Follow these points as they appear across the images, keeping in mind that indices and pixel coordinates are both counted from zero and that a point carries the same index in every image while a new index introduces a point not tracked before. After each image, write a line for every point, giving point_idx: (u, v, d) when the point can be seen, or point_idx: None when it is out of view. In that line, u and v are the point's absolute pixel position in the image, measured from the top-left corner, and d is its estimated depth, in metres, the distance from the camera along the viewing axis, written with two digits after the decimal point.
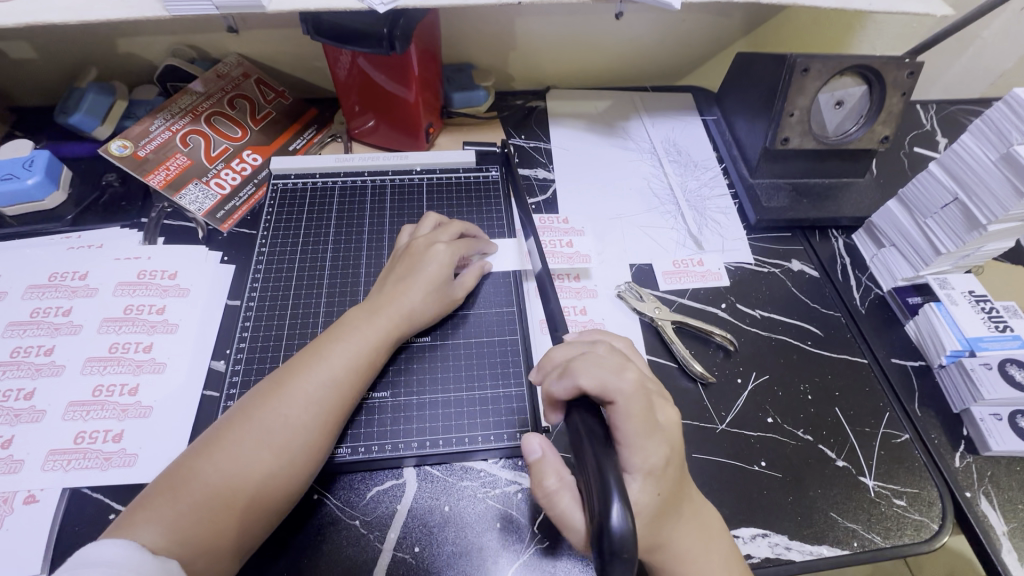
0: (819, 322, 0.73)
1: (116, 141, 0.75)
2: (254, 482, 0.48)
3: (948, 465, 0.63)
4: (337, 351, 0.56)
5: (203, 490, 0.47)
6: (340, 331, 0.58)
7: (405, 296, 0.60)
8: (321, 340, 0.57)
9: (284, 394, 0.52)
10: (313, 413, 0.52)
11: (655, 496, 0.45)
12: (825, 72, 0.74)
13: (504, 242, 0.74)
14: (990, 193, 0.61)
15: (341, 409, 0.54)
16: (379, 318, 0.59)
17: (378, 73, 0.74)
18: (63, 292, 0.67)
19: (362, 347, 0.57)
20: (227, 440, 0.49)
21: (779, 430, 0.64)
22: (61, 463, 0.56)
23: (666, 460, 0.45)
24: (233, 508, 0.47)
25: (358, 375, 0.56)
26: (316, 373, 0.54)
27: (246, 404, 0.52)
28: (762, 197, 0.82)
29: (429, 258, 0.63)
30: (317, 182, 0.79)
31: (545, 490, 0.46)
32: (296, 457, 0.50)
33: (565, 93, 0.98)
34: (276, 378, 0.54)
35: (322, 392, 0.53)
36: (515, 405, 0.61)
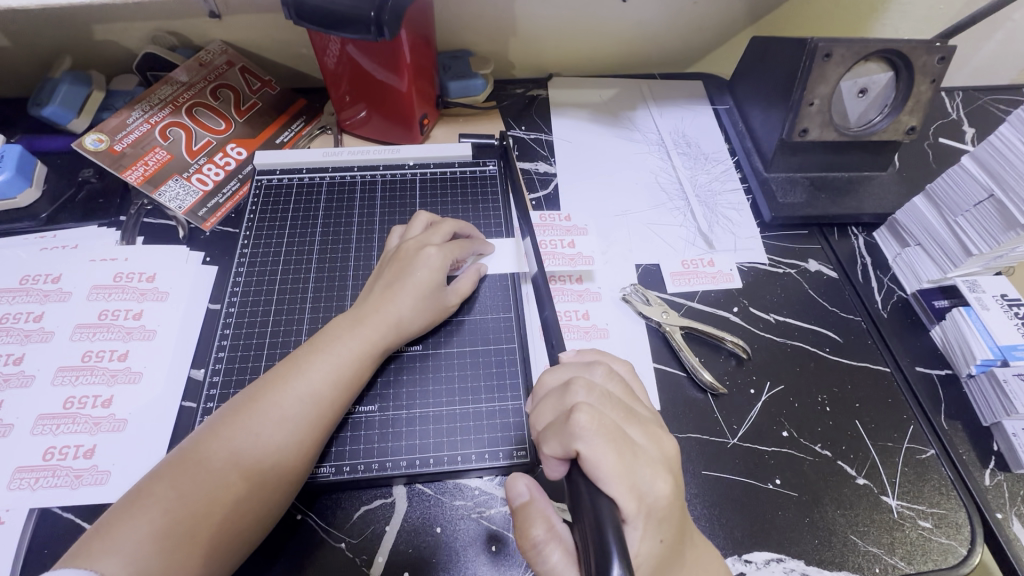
0: (838, 327, 0.68)
1: (91, 134, 0.71)
2: (222, 508, 0.45)
3: (978, 484, 0.58)
4: (316, 365, 0.52)
5: (167, 517, 0.43)
6: (321, 342, 0.54)
7: (393, 303, 0.56)
8: (301, 352, 0.53)
9: (257, 411, 0.49)
10: (289, 432, 0.49)
11: (656, 544, 0.41)
12: (848, 57, 0.68)
13: (502, 241, 0.70)
14: None
15: (321, 427, 0.50)
16: (363, 327, 0.55)
17: (368, 61, 0.70)
18: (35, 296, 0.63)
19: (345, 360, 0.53)
20: (195, 462, 0.46)
21: (795, 445, 0.60)
22: (28, 482, 0.52)
23: (668, 501, 0.41)
24: (198, 537, 0.44)
25: (339, 390, 0.52)
26: (294, 389, 0.50)
27: (219, 420, 0.49)
28: (777, 193, 0.77)
29: (419, 262, 0.59)
30: (303, 178, 0.74)
31: (533, 539, 0.42)
32: (270, 480, 0.47)
33: (568, 81, 0.93)
34: (251, 394, 0.50)
35: (301, 408, 0.50)
36: (511, 419, 0.57)
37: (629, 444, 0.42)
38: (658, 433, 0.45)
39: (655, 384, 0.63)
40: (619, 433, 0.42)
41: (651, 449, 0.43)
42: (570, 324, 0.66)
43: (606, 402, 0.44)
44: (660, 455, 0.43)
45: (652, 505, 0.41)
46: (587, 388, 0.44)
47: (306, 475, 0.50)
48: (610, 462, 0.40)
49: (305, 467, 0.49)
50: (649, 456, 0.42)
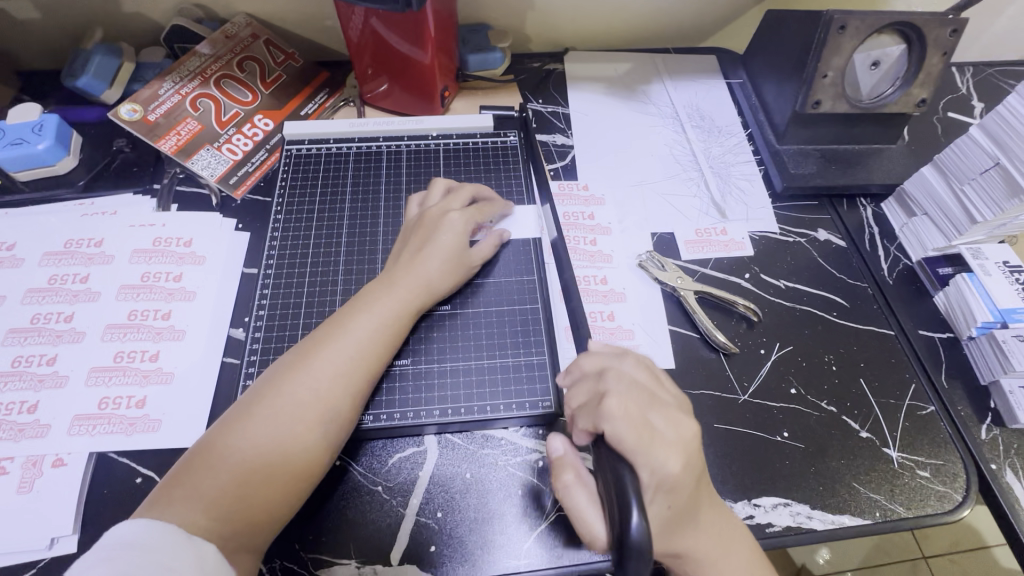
0: (846, 293, 0.71)
1: (126, 105, 0.73)
2: (285, 459, 0.48)
3: (974, 438, 0.62)
4: (360, 324, 0.55)
5: (235, 468, 0.47)
6: (363, 303, 0.57)
7: (424, 265, 0.60)
8: (343, 313, 0.56)
9: (309, 368, 0.52)
10: (339, 386, 0.52)
11: (666, 509, 0.44)
12: (863, 29, 0.69)
13: (524, 210, 0.72)
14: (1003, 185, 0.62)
15: (367, 380, 0.54)
16: (400, 289, 0.58)
17: (391, 33, 0.71)
18: (79, 259, 0.67)
19: (387, 319, 0.56)
20: (255, 417, 0.49)
21: (802, 401, 0.63)
22: (86, 428, 0.56)
23: (679, 480, 0.44)
24: (265, 485, 0.47)
25: (379, 346, 0.55)
26: (342, 346, 0.53)
27: (271, 378, 0.52)
28: (790, 164, 0.79)
29: (444, 228, 0.62)
30: (330, 148, 0.77)
31: (563, 485, 0.47)
32: (325, 431, 0.50)
33: (584, 56, 0.94)
34: (300, 352, 0.53)
35: (347, 364, 0.53)
36: (538, 374, 0.61)
37: (651, 429, 0.44)
38: (678, 418, 0.47)
39: (670, 344, 0.66)
40: (641, 417, 0.45)
41: (668, 432, 0.45)
42: (587, 288, 0.69)
43: (633, 389, 0.46)
44: (678, 440, 0.45)
45: (664, 479, 0.43)
46: (618, 377, 0.47)
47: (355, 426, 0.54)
48: (631, 442, 0.43)
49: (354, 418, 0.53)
50: (666, 439, 0.44)
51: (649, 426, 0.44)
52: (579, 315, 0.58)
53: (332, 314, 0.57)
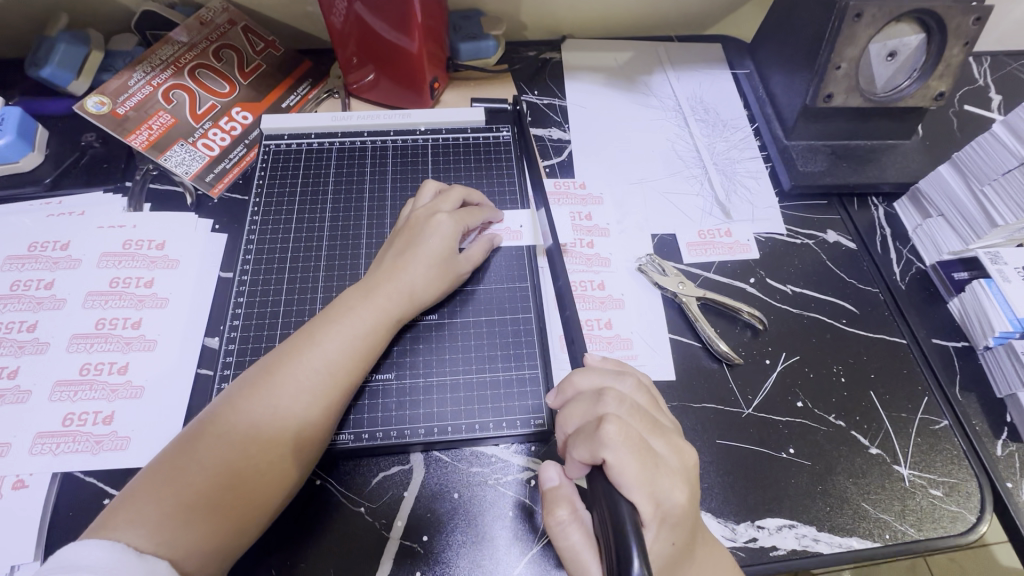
0: (856, 300, 0.68)
1: (92, 97, 0.68)
2: (244, 481, 0.45)
3: (990, 454, 0.59)
4: (333, 335, 0.52)
5: (189, 491, 0.44)
6: (337, 313, 0.53)
7: (405, 272, 0.56)
8: (315, 323, 0.53)
9: (274, 385, 0.49)
10: (305, 403, 0.48)
11: (669, 545, 0.41)
12: (880, 17, 0.65)
13: (515, 213, 0.69)
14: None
15: (338, 397, 0.50)
16: (376, 299, 0.54)
17: (376, 20, 0.67)
18: (44, 263, 0.63)
19: (362, 331, 0.52)
20: (215, 436, 0.46)
21: (809, 415, 0.60)
22: (49, 447, 0.53)
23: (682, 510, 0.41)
24: (222, 509, 0.44)
25: (354, 360, 0.52)
26: (307, 360, 0.50)
27: (237, 392, 0.49)
28: (798, 161, 0.75)
29: (430, 231, 0.58)
30: (312, 143, 0.72)
31: (557, 520, 0.43)
32: (289, 451, 0.47)
33: (582, 44, 0.90)
34: (266, 367, 0.50)
35: (318, 379, 0.50)
36: (530, 388, 0.57)
37: (652, 455, 0.42)
38: (679, 443, 0.45)
39: (671, 354, 0.63)
40: (643, 444, 0.42)
41: (671, 459, 0.44)
42: (585, 295, 0.65)
43: (635, 415, 0.44)
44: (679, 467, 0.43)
45: (668, 511, 0.41)
46: (619, 399, 0.44)
47: (324, 445, 0.50)
48: (633, 474, 0.40)
49: (322, 437, 0.50)
50: (670, 468, 0.43)
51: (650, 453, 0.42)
52: (573, 327, 0.55)
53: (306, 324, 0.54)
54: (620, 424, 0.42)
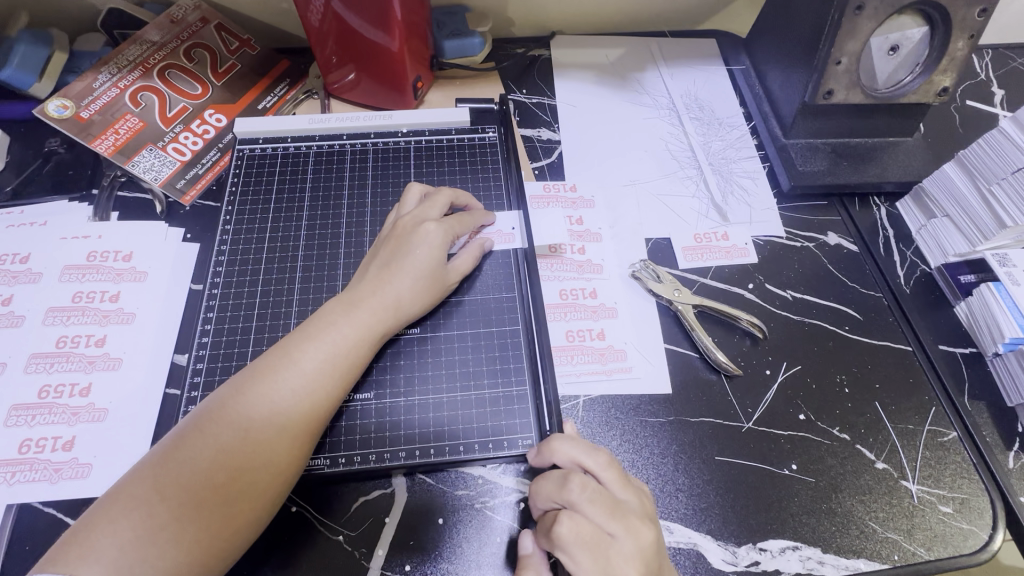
0: (859, 305, 0.65)
1: (54, 100, 0.65)
2: (210, 512, 0.42)
3: (1001, 467, 0.56)
4: (308, 352, 0.48)
5: (149, 520, 0.40)
6: (314, 329, 0.50)
7: (390, 285, 0.53)
8: (290, 339, 0.49)
9: (245, 406, 0.45)
10: (278, 426, 0.45)
11: None
12: (882, 10, 0.62)
13: (506, 214, 0.65)
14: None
15: (314, 419, 0.47)
16: (355, 313, 0.51)
17: (355, 17, 0.63)
18: (2, 278, 0.59)
19: (340, 348, 0.49)
20: (179, 462, 0.43)
21: (812, 428, 0.57)
22: (4, 476, 0.49)
23: None
24: (185, 542, 0.40)
25: (332, 380, 0.48)
26: (281, 381, 0.46)
27: (204, 413, 0.45)
28: (797, 160, 0.72)
29: (418, 241, 0.55)
30: (288, 148, 0.69)
31: None
32: (261, 477, 0.44)
33: (572, 40, 0.86)
34: (235, 387, 0.46)
35: (293, 401, 0.46)
36: (518, 406, 0.54)
37: (607, 544, 0.42)
38: (640, 525, 0.43)
39: (667, 366, 0.60)
40: (597, 536, 0.42)
41: (628, 545, 0.42)
42: (575, 301, 0.62)
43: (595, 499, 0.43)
44: (635, 550, 0.42)
45: None
46: (581, 485, 0.44)
47: (299, 469, 0.47)
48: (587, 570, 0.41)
49: (298, 460, 0.46)
50: (625, 556, 0.42)
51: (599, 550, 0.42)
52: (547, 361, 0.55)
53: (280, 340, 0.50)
54: (569, 521, 0.43)
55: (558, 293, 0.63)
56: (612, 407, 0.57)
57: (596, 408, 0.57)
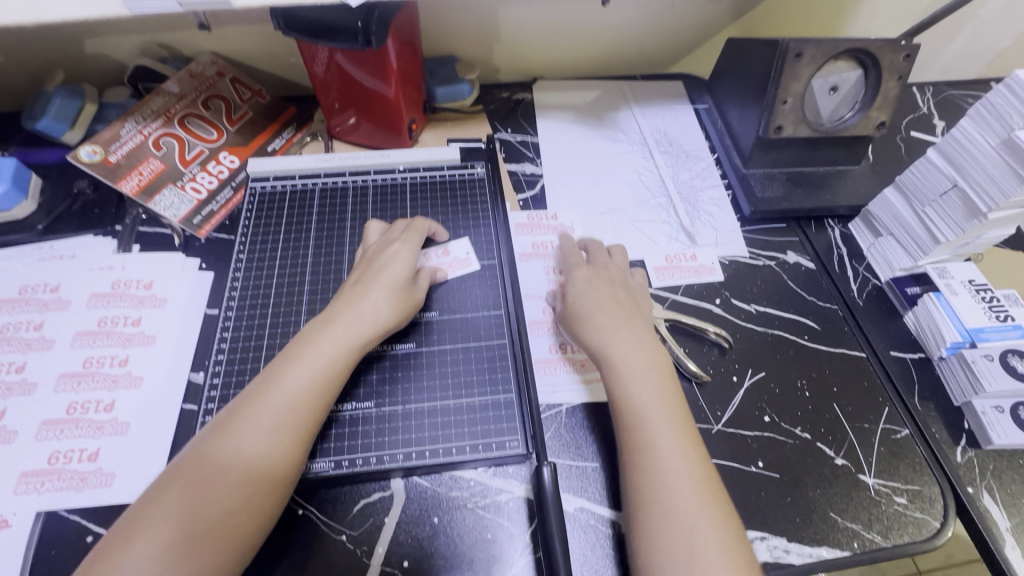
0: (816, 316, 0.71)
1: (86, 146, 0.72)
2: (218, 526, 0.45)
3: (950, 461, 0.61)
4: (293, 371, 0.53)
5: (163, 539, 0.44)
6: (297, 350, 0.55)
7: (365, 299, 0.58)
8: (277, 362, 0.54)
9: (237, 429, 0.49)
10: (269, 443, 0.49)
11: (574, 296, 0.63)
12: (818, 57, 0.71)
13: (458, 242, 0.72)
14: (947, 213, 0.64)
15: (304, 430, 0.51)
16: (333, 331, 0.56)
17: (356, 69, 0.72)
18: (34, 305, 0.65)
19: (323, 364, 0.54)
20: (184, 489, 0.46)
21: (776, 428, 0.62)
22: (34, 486, 0.54)
23: (581, 281, 0.64)
24: (198, 556, 0.44)
25: (317, 395, 0.53)
26: (270, 401, 0.51)
27: (203, 439, 0.49)
28: (756, 188, 0.80)
29: (390, 258, 0.63)
30: (296, 185, 0.76)
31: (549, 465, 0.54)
32: (264, 487, 0.48)
33: (552, 84, 0.96)
34: (230, 412, 0.51)
35: (283, 417, 0.50)
36: (504, 413, 0.60)
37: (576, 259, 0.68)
38: (605, 269, 0.66)
39: None
40: (573, 255, 0.69)
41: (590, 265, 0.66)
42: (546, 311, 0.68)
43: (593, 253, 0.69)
44: (595, 267, 0.66)
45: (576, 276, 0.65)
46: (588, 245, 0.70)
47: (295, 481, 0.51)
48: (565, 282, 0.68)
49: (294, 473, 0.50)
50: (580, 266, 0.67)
51: (575, 296, 0.63)
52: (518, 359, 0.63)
53: (266, 365, 0.55)
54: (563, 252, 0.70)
55: (541, 311, 0.68)
56: (593, 413, 0.62)
57: (577, 414, 0.61)
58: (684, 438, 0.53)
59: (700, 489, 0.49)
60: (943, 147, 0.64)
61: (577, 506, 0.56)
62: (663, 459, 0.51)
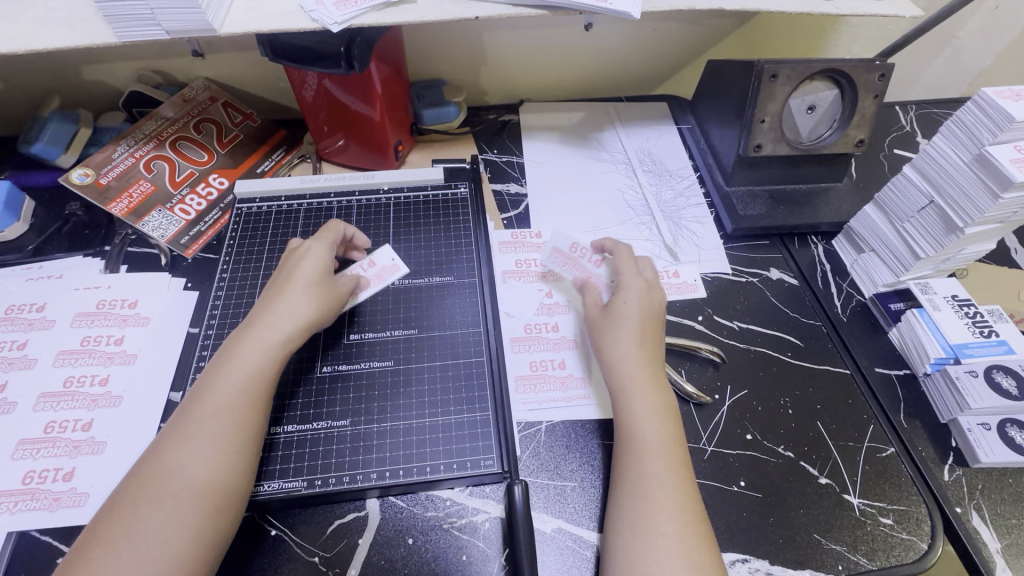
0: (799, 332, 0.71)
1: (77, 170, 0.73)
2: (167, 553, 0.44)
3: (937, 479, 0.60)
4: (219, 385, 0.52)
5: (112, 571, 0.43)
6: (221, 365, 0.53)
7: (282, 297, 0.58)
8: (203, 379, 0.53)
9: (173, 454, 0.48)
10: (209, 462, 0.48)
11: (616, 311, 0.62)
12: (794, 77, 0.72)
13: (382, 252, 0.71)
14: (925, 228, 0.65)
15: (242, 440, 0.50)
16: (252, 339, 0.55)
17: (343, 93, 0.73)
18: (19, 325, 0.66)
19: (249, 376, 0.53)
20: (132, 523, 0.45)
21: (758, 447, 0.61)
22: (7, 506, 0.54)
23: (631, 296, 0.63)
24: None
25: (250, 409, 0.51)
26: (203, 420, 0.50)
27: (145, 466, 0.48)
28: (738, 206, 0.80)
29: (301, 256, 0.62)
30: (282, 205, 0.77)
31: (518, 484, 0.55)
32: (220, 501, 0.48)
33: (538, 106, 0.97)
34: (169, 436, 0.49)
35: (219, 435, 0.49)
36: (479, 430, 0.59)
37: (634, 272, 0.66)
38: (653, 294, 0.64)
39: None
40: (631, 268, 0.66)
41: (641, 284, 0.64)
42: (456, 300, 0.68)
43: (650, 274, 0.67)
44: (646, 289, 0.64)
45: (629, 291, 0.63)
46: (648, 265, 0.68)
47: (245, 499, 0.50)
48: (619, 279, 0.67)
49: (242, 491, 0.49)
50: (633, 282, 0.65)
51: (620, 309, 0.62)
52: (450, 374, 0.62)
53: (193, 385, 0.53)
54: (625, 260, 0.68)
55: (522, 328, 0.69)
56: (572, 431, 0.61)
57: (556, 432, 0.61)
58: (679, 480, 0.52)
59: (678, 522, 0.49)
60: (921, 163, 0.64)
61: (555, 527, 0.55)
62: (659, 504, 0.50)
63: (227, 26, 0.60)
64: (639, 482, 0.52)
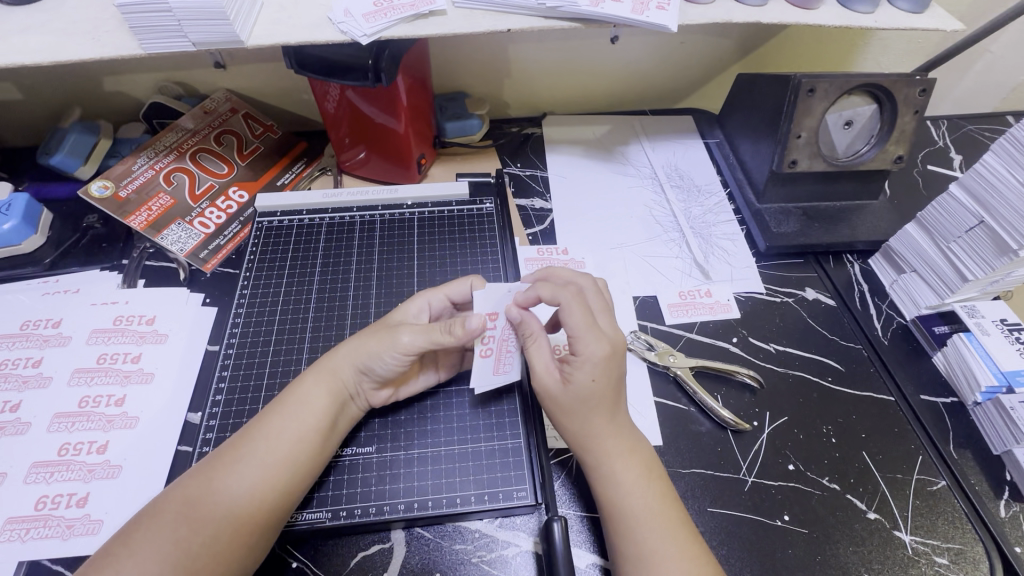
0: (839, 356, 0.68)
1: (96, 182, 0.71)
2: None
3: (994, 516, 0.57)
4: (284, 415, 0.51)
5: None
6: (289, 394, 0.53)
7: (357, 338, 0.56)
8: (272, 406, 0.52)
9: (218, 486, 0.47)
10: (250, 493, 0.46)
11: (571, 388, 0.51)
12: (832, 91, 0.70)
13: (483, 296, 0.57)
14: (976, 251, 0.62)
15: (289, 477, 0.48)
16: (324, 375, 0.53)
17: (368, 105, 0.72)
18: (35, 341, 0.64)
19: (313, 413, 0.51)
20: (159, 536, 0.44)
21: (802, 478, 0.58)
22: (18, 533, 0.51)
23: (594, 365, 0.51)
24: None
25: (303, 447, 0.50)
26: (258, 445, 0.49)
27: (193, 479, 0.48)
28: (770, 223, 0.78)
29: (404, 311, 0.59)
30: (303, 219, 0.76)
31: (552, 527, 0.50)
32: (247, 538, 0.46)
33: (562, 119, 0.96)
34: (223, 454, 0.49)
35: (265, 466, 0.48)
36: (512, 461, 0.56)
37: (594, 324, 0.52)
38: (613, 359, 0.51)
39: (662, 419, 0.62)
40: (589, 319, 0.52)
41: (597, 347, 0.51)
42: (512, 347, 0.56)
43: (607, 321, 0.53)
44: (602, 356, 0.51)
45: (589, 360, 0.51)
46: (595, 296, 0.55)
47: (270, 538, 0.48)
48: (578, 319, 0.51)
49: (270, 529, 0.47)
50: (592, 345, 0.51)
51: (580, 387, 0.51)
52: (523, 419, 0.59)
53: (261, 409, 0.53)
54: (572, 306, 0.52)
55: None
56: None
57: None
58: (679, 553, 0.47)
59: None
60: (969, 183, 0.62)
61: (589, 563, 0.52)
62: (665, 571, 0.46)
63: (255, 38, 0.59)
64: (638, 563, 0.47)
